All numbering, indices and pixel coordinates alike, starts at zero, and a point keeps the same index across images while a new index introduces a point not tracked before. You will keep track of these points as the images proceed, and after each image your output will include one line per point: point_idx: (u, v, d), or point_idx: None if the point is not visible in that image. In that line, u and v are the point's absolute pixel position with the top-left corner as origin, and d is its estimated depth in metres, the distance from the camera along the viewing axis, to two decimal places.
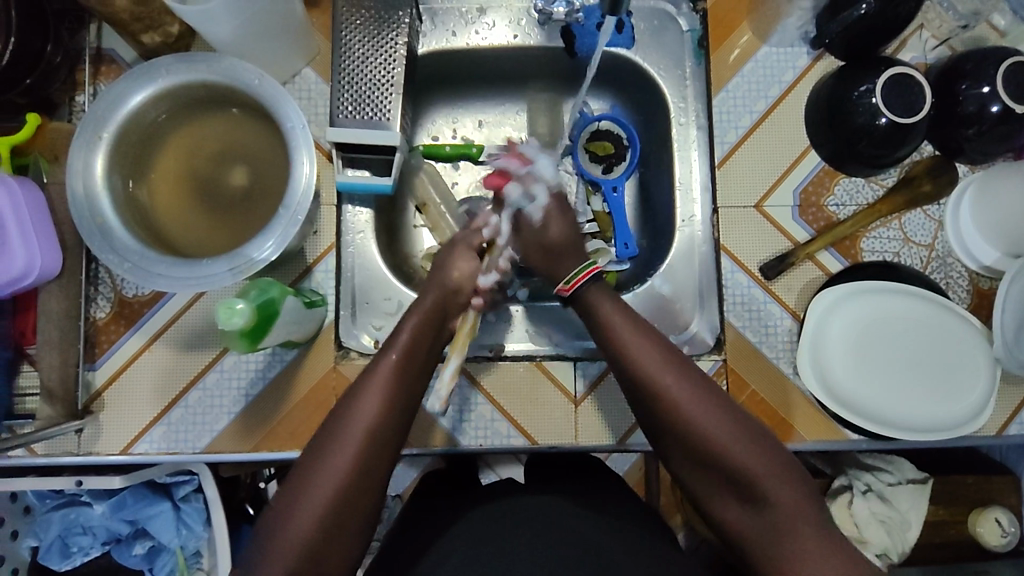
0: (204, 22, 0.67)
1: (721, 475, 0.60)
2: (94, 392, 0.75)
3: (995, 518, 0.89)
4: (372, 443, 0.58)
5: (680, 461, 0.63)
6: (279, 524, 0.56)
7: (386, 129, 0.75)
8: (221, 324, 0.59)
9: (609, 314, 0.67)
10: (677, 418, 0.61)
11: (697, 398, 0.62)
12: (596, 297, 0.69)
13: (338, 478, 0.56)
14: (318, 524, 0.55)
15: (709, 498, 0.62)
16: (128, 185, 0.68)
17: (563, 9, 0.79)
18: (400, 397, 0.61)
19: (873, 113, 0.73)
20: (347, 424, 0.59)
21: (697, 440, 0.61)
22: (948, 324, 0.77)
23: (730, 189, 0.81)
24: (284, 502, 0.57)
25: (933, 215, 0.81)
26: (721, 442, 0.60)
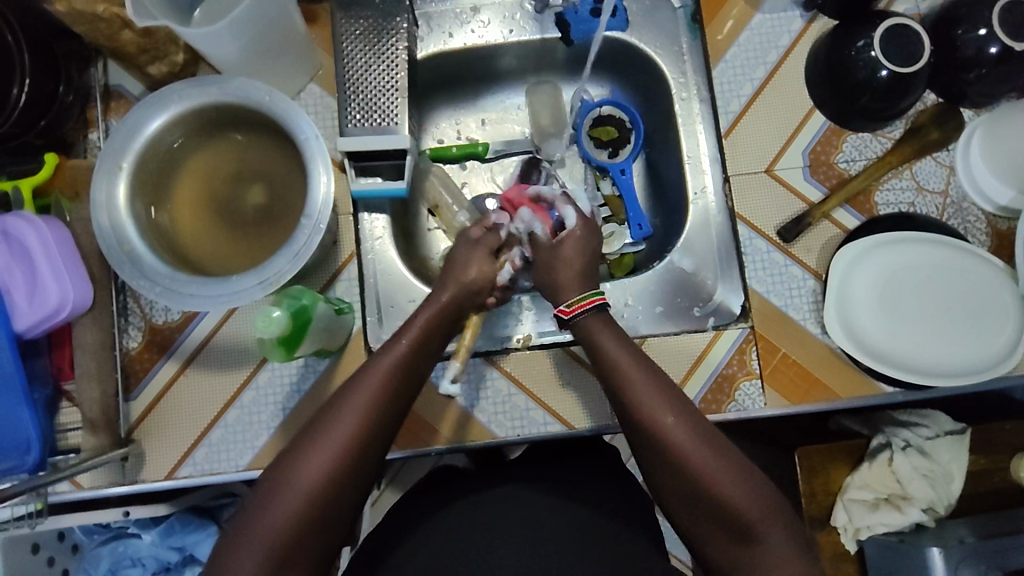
0: (209, 45, 0.69)
1: (714, 519, 0.58)
2: (134, 421, 0.75)
3: None
4: (377, 418, 0.58)
5: (673, 501, 0.60)
6: (273, 493, 0.55)
7: (395, 133, 0.76)
8: (260, 332, 0.61)
9: (603, 344, 0.65)
10: (675, 462, 0.58)
11: (699, 440, 0.59)
12: (593, 325, 0.66)
13: (340, 449, 0.56)
14: (311, 494, 0.54)
15: (698, 538, 0.60)
16: (151, 213, 0.69)
17: None
18: (409, 376, 0.61)
19: (874, 66, 0.74)
20: (352, 400, 0.58)
21: (693, 483, 0.58)
22: (973, 268, 0.77)
23: (738, 157, 0.82)
24: (278, 469, 0.56)
25: (944, 161, 0.81)
26: (717, 488, 0.57)
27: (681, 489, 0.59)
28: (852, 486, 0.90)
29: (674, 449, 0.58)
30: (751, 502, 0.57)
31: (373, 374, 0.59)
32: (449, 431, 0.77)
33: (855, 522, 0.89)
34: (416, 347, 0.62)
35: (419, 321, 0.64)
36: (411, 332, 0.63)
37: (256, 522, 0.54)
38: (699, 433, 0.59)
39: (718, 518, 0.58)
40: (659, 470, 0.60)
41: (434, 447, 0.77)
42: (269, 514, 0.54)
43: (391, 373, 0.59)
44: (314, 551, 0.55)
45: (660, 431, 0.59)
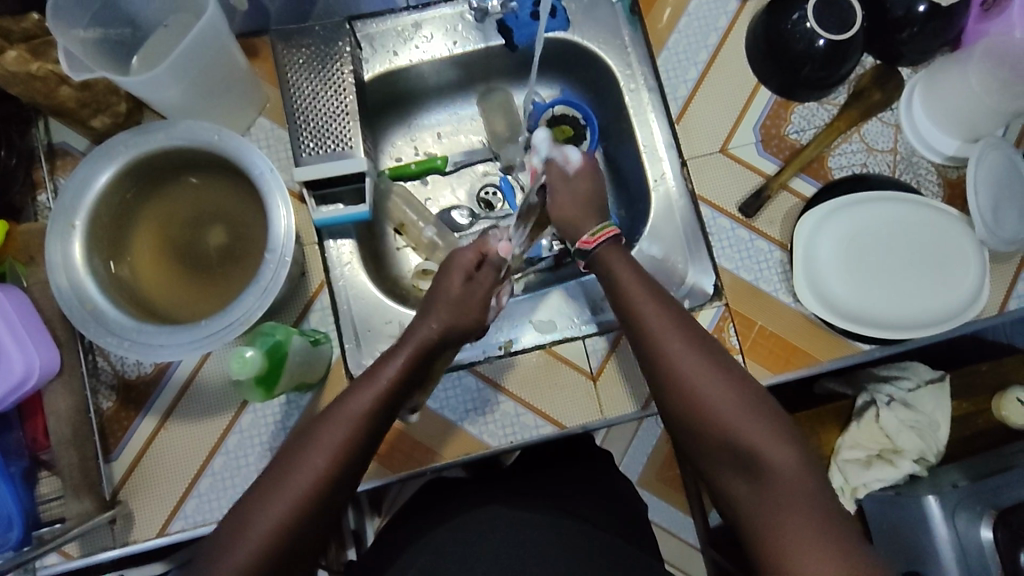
0: (149, 90, 0.68)
1: (723, 449, 0.59)
2: (118, 482, 0.73)
3: (1017, 398, 0.92)
4: (364, 435, 0.59)
5: (690, 439, 0.61)
6: (264, 495, 0.55)
7: (351, 157, 0.75)
8: (235, 373, 0.60)
9: (618, 271, 0.67)
10: (684, 389, 0.61)
11: (711, 368, 0.61)
12: (610, 255, 0.68)
13: (325, 462, 0.56)
14: (297, 504, 0.55)
15: (715, 477, 0.60)
16: (111, 268, 0.68)
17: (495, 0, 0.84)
18: (398, 396, 0.62)
19: (811, 37, 0.76)
20: (337, 417, 0.58)
21: (704, 413, 0.59)
22: (933, 221, 0.80)
23: (693, 141, 0.83)
24: (262, 483, 0.56)
25: (889, 121, 0.83)
26: (723, 412, 0.59)
27: (693, 424, 0.60)
28: (844, 447, 0.93)
29: (682, 376, 0.61)
30: (760, 430, 0.58)
31: (359, 394, 0.60)
32: (443, 448, 0.77)
33: (851, 481, 0.92)
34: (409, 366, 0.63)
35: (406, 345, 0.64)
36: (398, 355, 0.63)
37: (239, 531, 0.54)
38: (710, 360, 0.61)
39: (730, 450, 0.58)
40: (671, 407, 0.62)
41: (431, 466, 0.76)
42: (254, 519, 0.54)
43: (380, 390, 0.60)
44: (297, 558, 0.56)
45: (670, 362, 0.61)
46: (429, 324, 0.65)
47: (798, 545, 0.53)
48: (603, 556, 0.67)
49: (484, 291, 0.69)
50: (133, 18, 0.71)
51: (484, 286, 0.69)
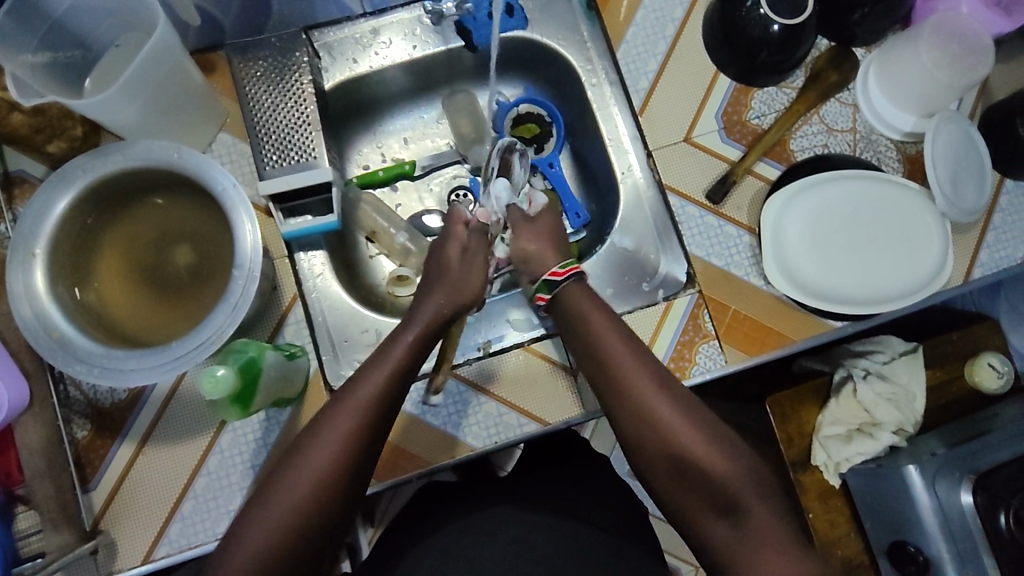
0: (104, 113, 0.67)
1: (698, 492, 0.60)
2: (98, 512, 0.72)
3: (989, 363, 0.94)
4: (364, 436, 0.58)
5: (664, 483, 0.62)
6: (252, 522, 0.55)
7: (317, 167, 0.75)
8: (208, 394, 0.59)
9: (588, 314, 0.68)
10: (661, 437, 0.61)
11: (687, 417, 0.62)
12: (576, 294, 0.70)
13: (322, 468, 0.56)
14: (296, 514, 0.55)
15: (691, 517, 0.61)
16: (76, 295, 0.66)
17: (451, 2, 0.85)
18: (396, 394, 0.61)
19: (765, 23, 0.77)
20: (334, 421, 0.58)
21: (680, 458, 0.61)
22: (893, 196, 0.81)
23: (657, 132, 0.84)
24: (260, 495, 0.57)
25: (847, 101, 0.85)
26: (699, 456, 0.60)
27: (667, 469, 0.61)
28: (824, 424, 0.94)
29: (657, 424, 0.62)
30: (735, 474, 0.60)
31: (354, 397, 0.59)
32: (427, 454, 0.76)
33: (834, 457, 0.93)
34: (404, 361, 0.63)
35: (403, 339, 0.64)
36: (393, 352, 0.63)
37: (234, 555, 0.54)
38: (682, 407, 0.63)
39: (705, 494, 0.60)
40: (644, 452, 0.63)
41: (416, 473, 0.76)
42: (255, 535, 0.55)
43: (376, 390, 0.60)
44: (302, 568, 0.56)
45: (648, 412, 0.62)
46: (432, 297, 0.68)
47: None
48: None
49: (483, 261, 0.72)
50: (84, 40, 0.70)
51: (481, 259, 0.72)
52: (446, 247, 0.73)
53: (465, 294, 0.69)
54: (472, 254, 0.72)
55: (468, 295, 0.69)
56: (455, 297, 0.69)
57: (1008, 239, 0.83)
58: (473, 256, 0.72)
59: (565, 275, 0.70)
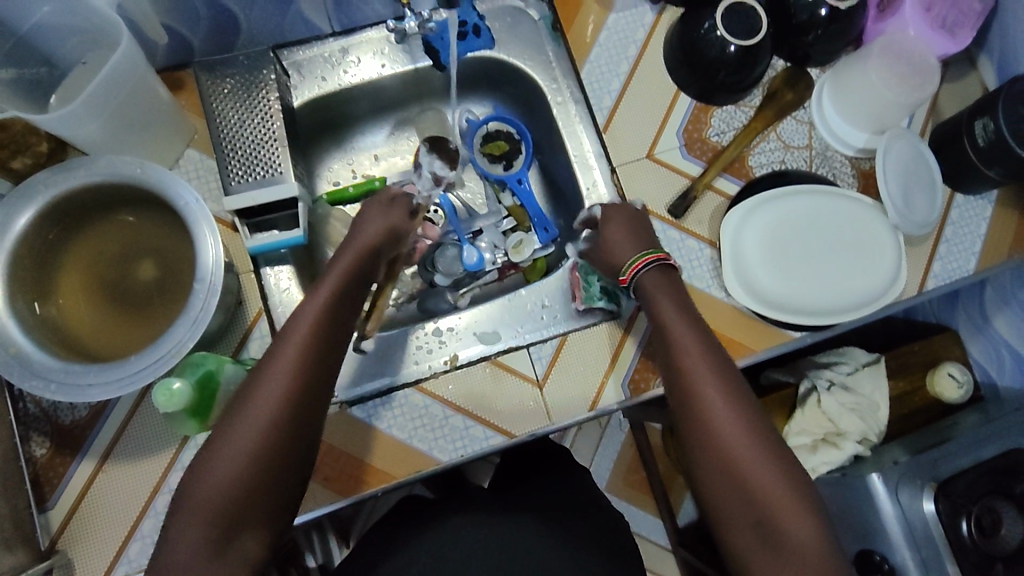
0: (67, 130, 0.67)
1: (743, 511, 0.59)
2: (55, 531, 0.71)
3: (949, 372, 0.97)
4: (287, 415, 0.57)
5: (715, 496, 0.61)
6: (217, 447, 0.56)
7: (282, 182, 0.76)
8: (162, 407, 0.58)
9: (662, 310, 0.69)
10: (718, 448, 0.61)
11: (749, 431, 0.61)
12: (655, 291, 0.71)
13: (245, 452, 0.55)
14: (223, 505, 0.54)
15: (729, 536, 0.60)
16: (36, 310, 0.66)
17: (414, 23, 0.82)
18: (318, 368, 0.60)
19: (721, 44, 0.80)
20: (253, 403, 0.57)
21: (734, 470, 0.60)
22: (853, 209, 0.84)
23: (620, 148, 0.86)
24: (187, 485, 0.56)
25: (803, 119, 0.88)
26: (751, 472, 0.59)
27: (718, 483, 0.61)
28: (792, 434, 0.96)
29: (716, 433, 0.61)
30: (786, 500, 0.58)
31: (295, 332, 0.61)
32: (391, 468, 0.76)
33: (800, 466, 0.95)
34: (315, 329, 0.62)
35: (329, 280, 0.66)
36: (306, 316, 0.62)
37: (202, 480, 0.55)
38: (745, 418, 0.62)
39: (753, 513, 0.59)
40: (700, 460, 0.62)
41: (383, 487, 0.75)
42: (190, 524, 0.54)
43: (293, 365, 0.59)
44: (246, 563, 0.55)
45: (711, 420, 0.62)
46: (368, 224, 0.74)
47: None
48: (553, 560, 0.69)
49: (403, 209, 0.78)
50: (50, 57, 0.70)
51: (394, 219, 0.76)
52: (368, 208, 0.77)
53: (377, 242, 0.73)
54: (388, 211, 0.77)
55: (377, 246, 0.73)
56: (366, 251, 0.71)
57: (959, 250, 0.86)
58: (388, 213, 0.76)
59: (633, 276, 0.72)
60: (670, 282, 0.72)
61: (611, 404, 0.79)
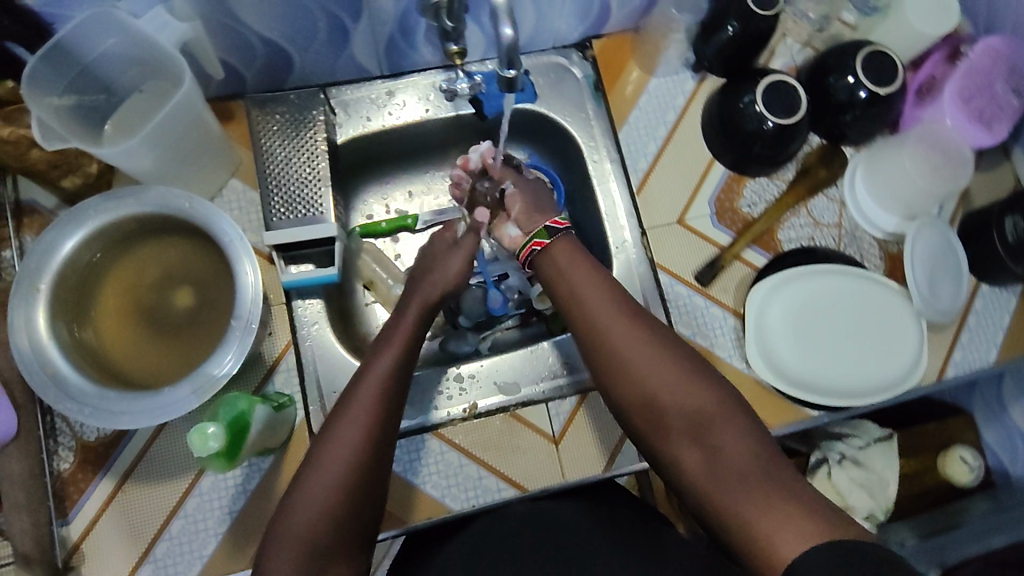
0: (122, 161, 0.69)
1: (673, 423, 0.60)
2: (72, 546, 0.73)
3: (960, 456, 0.97)
4: (371, 447, 0.61)
5: (639, 415, 0.62)
6: (299, 492, 0.59)
7: (322, 222, 0.78)
8: (198, 452, 0.58)
9: (564, 261, 0.69)
10: (629, 364, 0.62)
11: (654, 341, 0.63)
12: (563, 248, 0.70)
13: (334, 484, 0.58)
14: (315, 533, 0.57)
15: (664, 452, 0.61)
16: (74, 333, 0.68)
17: (466, 85, 0.83)
18: (393, 400, 0.64)
19: (760, 119, 0.81)
20: (337, 437, 0.60)
21: (650, 383, 0.61)
22: (878, 292, 0.84)
23: (651, 212, 0.88)
24: (279, 518, 0.59)
25: (834, 197, 0.89)
26: (670, 385, 0.61)
27: (638, 398, 0.62)
28: None
29: (629, 353, 0.63)
30: (706, 401, 0.60)
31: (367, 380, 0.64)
32: (401, 511, 0.77)
33: None
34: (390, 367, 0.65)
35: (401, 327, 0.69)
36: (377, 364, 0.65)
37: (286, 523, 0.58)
38: (650, 332, 0.64)
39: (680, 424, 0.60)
40: (613, 382, 0.63)
41: (393, 530, 0.76)
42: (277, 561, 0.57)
43: (372, 398, 0.62)
44: None
45: (621, 340, 0.63)
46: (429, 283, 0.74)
47: (766, 516, 0.54)
48: None
49: (464, 254, 0.78)
50: (109, 85, 0.71)
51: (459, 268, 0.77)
52: (436, 252, 0.78)
53: (445, 290, 0.75)
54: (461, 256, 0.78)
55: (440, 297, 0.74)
56: (431, 301, 0.73)
57: (981, 340, 0.87)
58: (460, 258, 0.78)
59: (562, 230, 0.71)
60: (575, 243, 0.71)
61: (624, 466, 0.80)
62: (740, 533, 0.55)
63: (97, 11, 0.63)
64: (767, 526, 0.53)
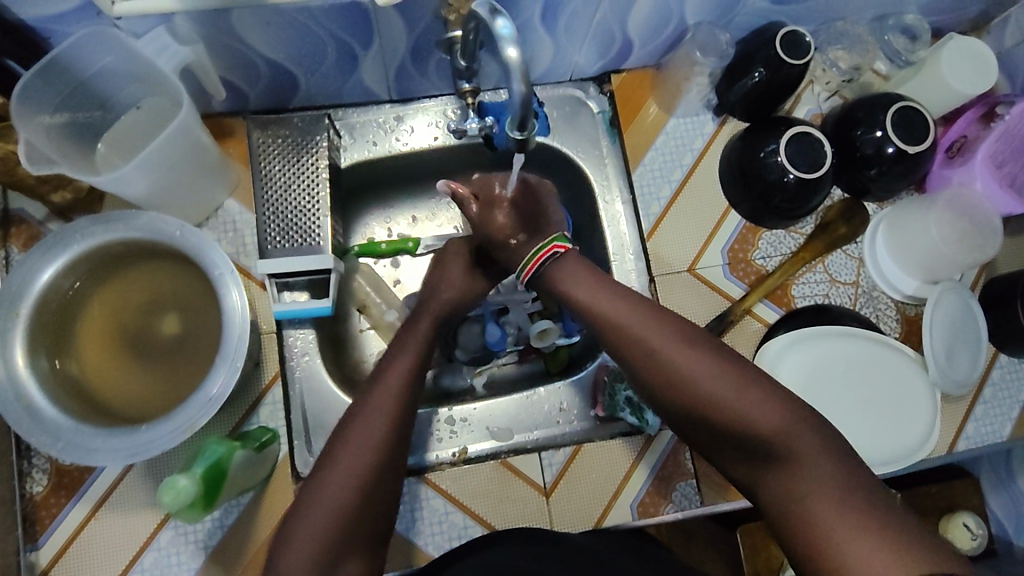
0: (116, 186, 0.66)
1: (733, 439, 0.54)
2: (40, 572, 0.71)
3: (964, 523, 0.92)
4: (374, 475, 0.57)
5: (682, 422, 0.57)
6: (310, 499, 0.56)
7: (319, 253, 0.75)
8: (167, 504, 0.57)
9: (569, 278, 0.62)
10: (662, 371, 0.56)
11: (685, 341, 0.56)
12: (552, 275, 0.63)
13: (334, 508, 0.55)
14: (323, 552, 0.53)
15: (729, 465, 0.55)
16: (54, 363, 0.65)
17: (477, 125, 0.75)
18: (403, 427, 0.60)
19: (781, 171, 0.77)
20: (340, 464, 0.57)
21: (687, 390, 0.55)
22: (891, 358, 0.81)
23: (661, 258, 0.84)
24: (277, 551, 0.55)
25: (853, 254, 0.86)
26: (711, 390, 0.54)
27: (677, 408, 0.56)
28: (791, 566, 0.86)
29: (658, 357, 0.56)
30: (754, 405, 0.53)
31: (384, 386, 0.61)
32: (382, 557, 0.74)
33: None
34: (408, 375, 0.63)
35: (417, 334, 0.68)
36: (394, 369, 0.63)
37: (298, 530, 0.54)
38: (678, 330, 0.57)
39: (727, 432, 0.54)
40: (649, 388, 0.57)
41: None
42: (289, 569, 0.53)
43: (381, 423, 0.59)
44: None
45: (648, 345, 0.56)
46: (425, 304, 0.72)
47: (835, 536, 0.47)
48: None
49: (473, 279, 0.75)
50: (104, 101, 0.68)
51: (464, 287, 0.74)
52: (445, 266, 0.75)
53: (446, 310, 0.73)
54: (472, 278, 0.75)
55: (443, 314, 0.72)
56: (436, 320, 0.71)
57: (996, 414, 0.83)
58: (471, 274, 0.75)
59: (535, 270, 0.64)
60: (570, 260, 0.63)
61: (616, 523, 0.77)
62: (810, 554, 0.48)
63: (94, 31, 0.60)
64: (848, 547, 0.47)
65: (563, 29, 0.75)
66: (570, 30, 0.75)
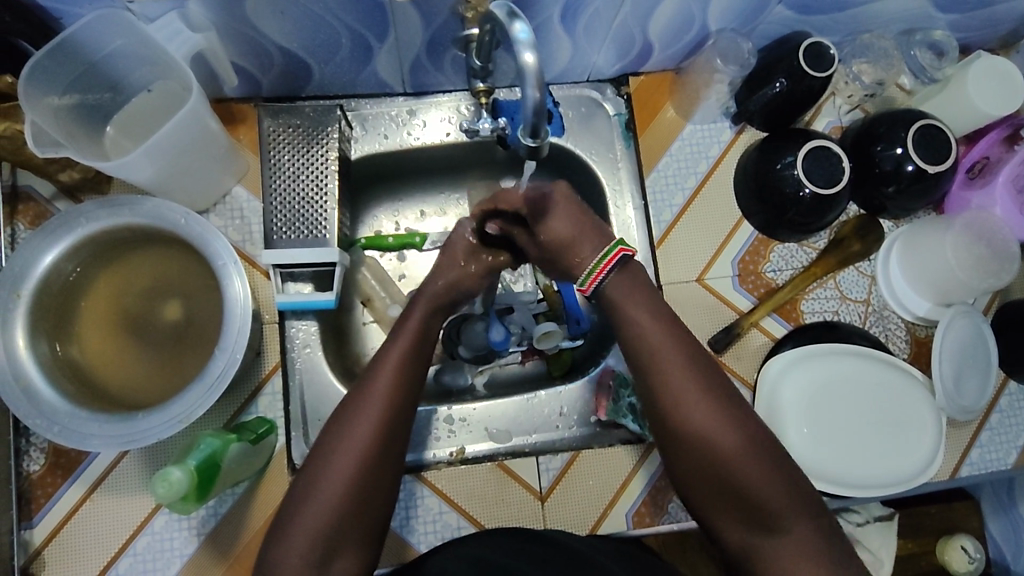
0: (122, 171, 0.65)
1: (727, 493, 0.57)
2: (33, 551, 0.71)
3: (962, 546, 0.91)
4: (366, 472, 0.56)
5: (676, 463, 0.60)
6: (306, 492, 0.55)
7: (325, 245, 0.75)
8: (161, 496, 0.58)
9: (626, 302, 0.62)
10: (675, 411, 0.59)
11: (700, 386, 0.59)
12: (621, 285, 0.64)
13: (332, 501, 0.54)
14: (316, 545, 0.53)
15: (714, 515, 0.58)
16: (54, 347, 0.65)
17: (489, 125, 0.73)
18: (395, 418, 0.58)
19: (797, 184, 0.76)
20: (331, 464, 0.55)
21: (691, 435, 0.58)
22: (897, 380, 0.80)
23: (671, 266, 0.83)
24: (273, 538, 0.55)
25: (866, 271, 0.84)
26: (713, 438, 0.57)
27: (680, 448, 0.59)
28: None
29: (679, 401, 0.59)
30: (752, 460, 0.56)
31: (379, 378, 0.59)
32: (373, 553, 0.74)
33: None
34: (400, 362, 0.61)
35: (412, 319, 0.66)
36: (390, 356, 0.61)
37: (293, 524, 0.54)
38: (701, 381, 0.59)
39: (718, 484, 0.57)
40: (654, 422, 0.61)
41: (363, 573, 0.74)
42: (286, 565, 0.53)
43: (374, 421, 0.57)
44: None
45: (670, 383, 0.59)
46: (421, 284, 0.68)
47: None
48: None
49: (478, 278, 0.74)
50: (115, 83, 0.67)
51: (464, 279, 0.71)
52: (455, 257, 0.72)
53: (448, 293, 0.70)
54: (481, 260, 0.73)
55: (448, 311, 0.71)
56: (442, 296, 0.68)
57: (1002, 441, 0.82)
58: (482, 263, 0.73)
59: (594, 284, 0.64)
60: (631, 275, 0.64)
61: (610, 531, 0.77)
62: None
63: (106, 13, 0.59)
64: None
65: (582, 30, 0.73)
66: (590, 31, 0.74)
